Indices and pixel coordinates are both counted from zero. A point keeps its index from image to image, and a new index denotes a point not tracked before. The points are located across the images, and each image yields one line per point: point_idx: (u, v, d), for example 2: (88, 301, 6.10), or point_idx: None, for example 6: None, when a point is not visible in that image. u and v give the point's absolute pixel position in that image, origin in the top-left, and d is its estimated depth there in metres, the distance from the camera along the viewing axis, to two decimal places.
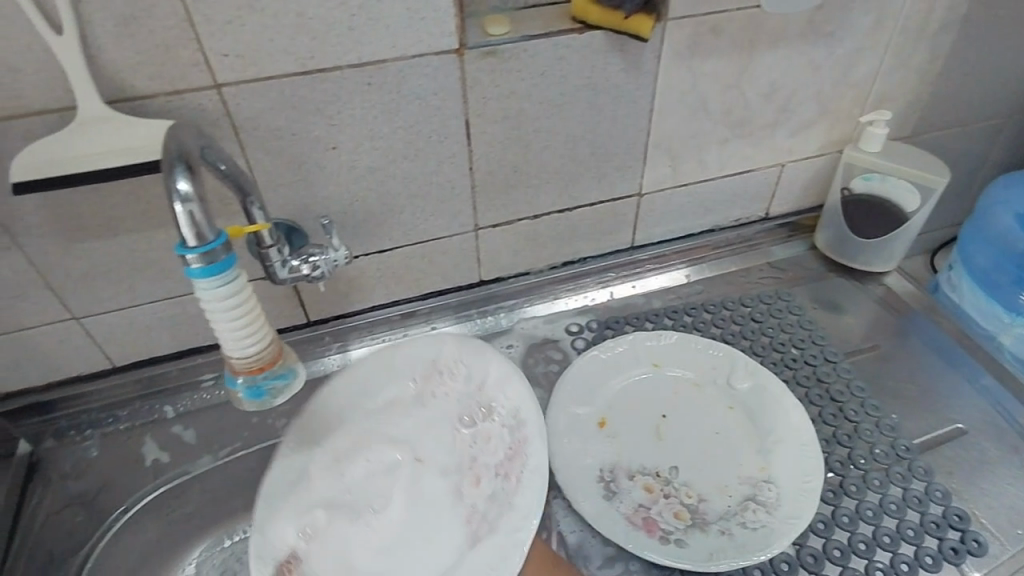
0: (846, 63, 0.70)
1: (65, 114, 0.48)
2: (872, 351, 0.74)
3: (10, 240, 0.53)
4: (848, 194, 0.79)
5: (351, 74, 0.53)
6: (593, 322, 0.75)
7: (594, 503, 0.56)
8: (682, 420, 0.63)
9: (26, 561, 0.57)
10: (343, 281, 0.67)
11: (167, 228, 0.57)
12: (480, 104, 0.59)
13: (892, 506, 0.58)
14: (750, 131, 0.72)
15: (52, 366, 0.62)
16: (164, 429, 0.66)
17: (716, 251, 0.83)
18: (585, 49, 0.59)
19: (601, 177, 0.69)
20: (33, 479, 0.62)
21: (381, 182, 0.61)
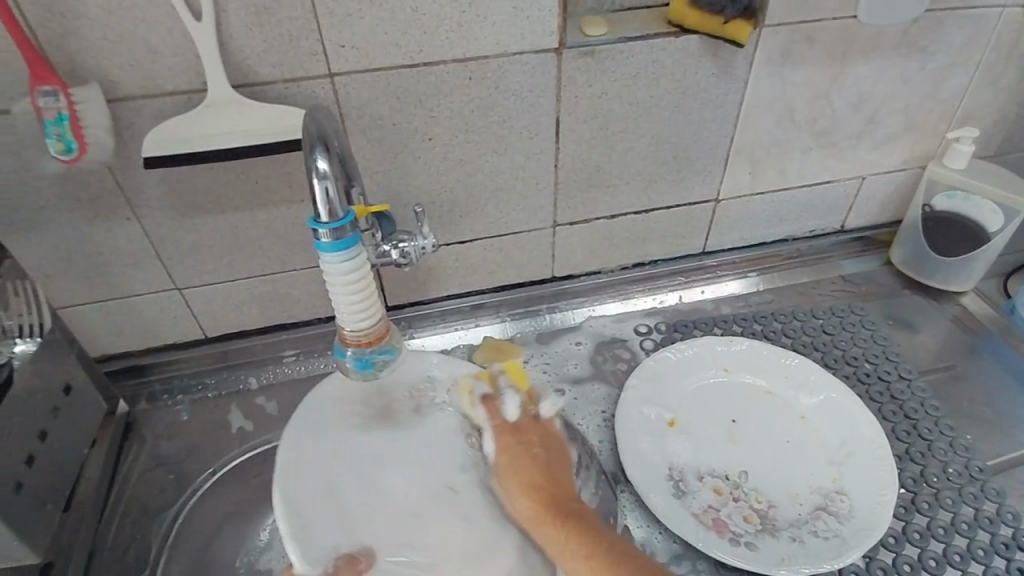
0: (938, 77, 0.69)
1: (193, 97, 0.52)
2: (947, 370, 0.72)
3: (130, 211, 0.57)
4: (927, 212, 0.77)
5: (454, 68, 0.55)
6: (662, 324, 0.75)
7: (664, 500, 0.57)
8: (752, 426, 0.63)
9: (123, 513, 0.60)
10: (424, 268, 0.70)
11: (269, 208, 0.60)
12: (572, 103, 0.61)
13: (964, 526, 0.57)
14: (833, 141, 0.72)
15: (152, 332, 0.66)
16: (248, 399, 0.69)
17: (788, 261, 0.83)
18: (678, 53, 0.60)
19: (681, 180, 0.70)
20: (129, 437, 0.65)
21: (470, 174, 0.63)
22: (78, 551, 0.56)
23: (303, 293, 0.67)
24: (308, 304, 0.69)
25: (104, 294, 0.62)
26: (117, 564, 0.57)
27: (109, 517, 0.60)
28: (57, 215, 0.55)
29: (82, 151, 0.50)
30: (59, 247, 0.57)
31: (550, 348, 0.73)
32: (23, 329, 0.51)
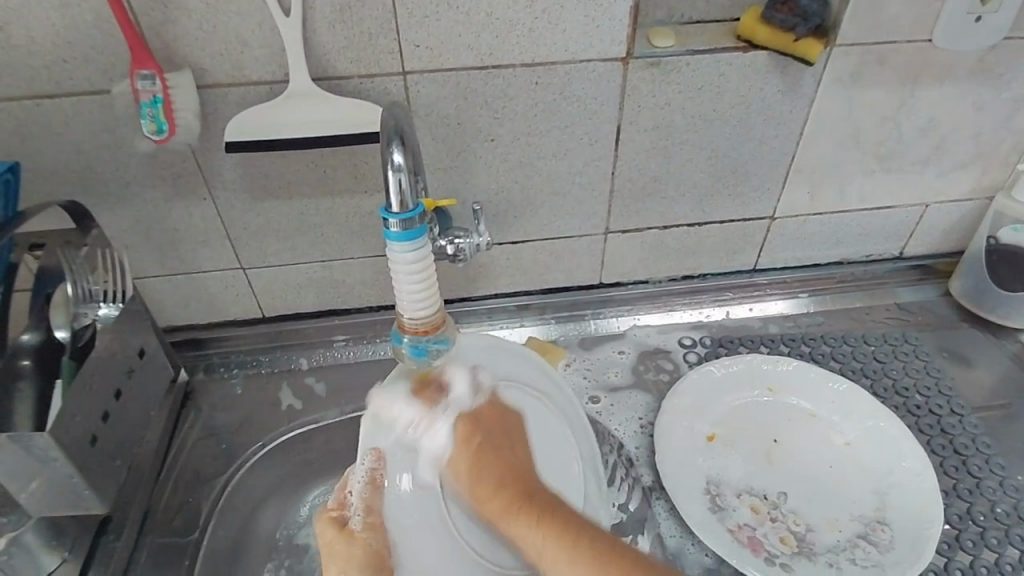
0: (1014, 106, 0.67)
1: (274, 87, 0.55)
2: (1004, 408, 0.70)
3: (207, 191, 0.60)
4: (993, 243, 0.75)
5: (522, 72, 0.57)
6: (707, 338, 0.75)
7: (699, 512, 0.57)
8: (794, 447, 0.63)
9: (177, 477, 0.63)
10: (474, 265, 0.71)
11: (334, 196, 0.62)
12: (634, 112, 0.61)
13: (1009, 568, 0.56)
14: (898, 166, 0.70)
15: (215, 307, 0.70)
16: (298, 379, 0.72)
17: (842, 284, 0.81)
18: (745, 68, 0.60)
19: (737, 196, 0.70)
20: (187, 405, 0.69)
21: (528, 176, 0.64)
22: (134, 509, 0.60)
23: (358, 281, 0.70)
24: (361, 293, 0.71)
25: (175, 268, 0.65)
26: (169, 524, 0.60)
27: (165, 479, 0.63)
28: (141, 190, 0.59)
29: (172, 133, 0.53)
30: (140, 221, 0.61)
31: (592, 353, 0.74)
32: (109, 294, 0.55)
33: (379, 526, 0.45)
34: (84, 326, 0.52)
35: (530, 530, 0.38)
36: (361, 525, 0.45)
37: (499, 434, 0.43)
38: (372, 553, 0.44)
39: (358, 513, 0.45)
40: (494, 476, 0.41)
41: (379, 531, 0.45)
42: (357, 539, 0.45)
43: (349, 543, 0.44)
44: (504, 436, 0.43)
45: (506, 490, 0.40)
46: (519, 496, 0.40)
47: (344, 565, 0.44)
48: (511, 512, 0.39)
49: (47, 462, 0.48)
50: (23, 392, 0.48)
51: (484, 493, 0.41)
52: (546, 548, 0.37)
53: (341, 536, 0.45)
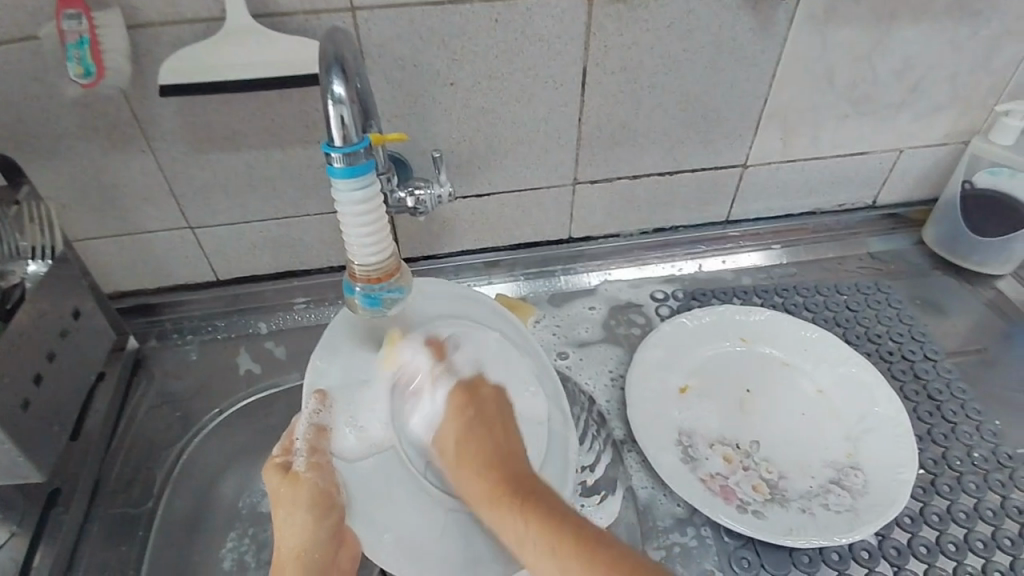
0: (989, 45, 0.65)
1: (212, 25, 0.50)
2: (976, 354, 0.70)
3: (146, 142, 0.56)
4: (968, 188, 0.74)
5: (481, 9, 0.53)
6: (679, 292, 0.74)
7: (671, 464, 0.56)
8: (767, 396, 0.62)
9: (129, 446, 0.61)
10: (439, 221, 0.68)
11: (285, 147, 0.58)
12: (601, 52, 0.58)
13: (989, 513, 0.55)
14: (871, 110, 0.69)
15: (165, 270, 0.66)
16: (257, 344, 0.69)
17: (815, 235, 0.80)
18: (715, 4, 0.57)
19: (709, 143, 0.68)
20: (138, 373, 0.66)
21: (491, 124, 0.61)
22: (83, 480, 0.57)
23: (316, 239, 0.67)
24: (321, 251, 0.68)
25: (118, 228, 0.61)
26: (122, 497, 0.58)
27: (116, 449, 0.60)
28: (74, 143, 0.55)
29: (100, 75, 0.48)
30: (75, 177, 0.57)
31: (562, 310, 0.72)
32: (35, 250, 0.51)
33: (322, 465, 0.47)
34: (11, 286, 0.48)
35: (497, 504, 0.40)
36: (304, 466, 0.46)
37: (494, 415, 0.45)
38: (318, 492, 0.46)
39: (301, 454, 0.47)
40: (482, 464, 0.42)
41: (323, 470, 0.47)
42: (301, 482, 0.46)
43: (294, 487, 0.46)
44: (502, 416, 0.45)
45: (494, 485, 0.41)
46: (509, 488, 0.40)
47: (291, 508, 0.46)
48: (499, 497, 0.40)
49: None
50: None
51: (473, 474, 0.42)
52: (531, 532, 0.38)
53: (286, 480, 0.46)
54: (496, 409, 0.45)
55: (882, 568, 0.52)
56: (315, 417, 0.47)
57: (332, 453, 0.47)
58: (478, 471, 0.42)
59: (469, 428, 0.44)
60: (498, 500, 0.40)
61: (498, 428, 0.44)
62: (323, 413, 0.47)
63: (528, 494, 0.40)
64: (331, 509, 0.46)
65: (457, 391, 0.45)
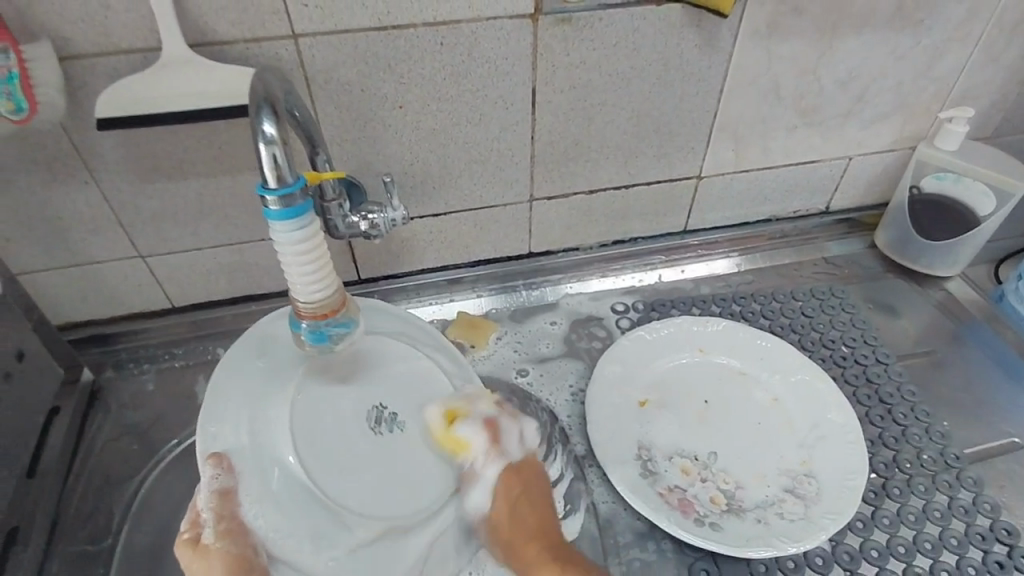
0: (930, 55, 0.67)
1: (150, 56, 0.50)
2: (927, 355, 0.71)
3: (88, 174, 0.55)
4: (916, 192, 0.75)
5: (425, 33, 0.53)
6: (639, 303, 0.74)
7: (630, 478, 0.57)
8: (724, 405, 0.63)
9: (87, 481, 0.60)
10: (396, 241, 0.68)
11: (234, 174, 0.58)
12: (549, 72, 0.58)
13: (937, 514, 0.57)
14: (819, 120, 0.70)
15: (118, 300, 0.65)
16: (217, 370, 0.68)
17: (771, 242, 0.81)
18: (660, 22, 0.58)
19: (662, 157, 0.68)
20: (95, 405, 0.64)
21: (443, 145, 0.61)
22: (40, 518, 0.56)
23: (272, 264, 0.66)
24: (277, 275, 0.67)
25: (66, 260, 0.60)
26: (79, 532, 0.57)
27: (72, 483, 0.59)
28: (14, 176, 0.54)
29: (33, 110, 0.47)
30: (16, 210, 0.56)
31: (524, 326, 0.72)
32: None
33: (234, 530, 0.43)
34: None
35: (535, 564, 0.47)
36: (212, 535, 0.42)
37: (534, 494, 0.50)
38: (232, 557, 0.42)
39: (208, 523, 0.43)
40: (520, 511, 0.49)
41: (236, 534, 0.43)
42: (211, 552, 0.42)
43: (204, 558, 0.42)
44: (535, 501, 0.50)
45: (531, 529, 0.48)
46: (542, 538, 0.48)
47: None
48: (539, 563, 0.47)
49: None
50: None
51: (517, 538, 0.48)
52: None
53: (197, 553, 0.43)
54: (540, 489, 0.51)
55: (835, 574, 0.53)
56: (215, 477, 0.43)
57: (244, 516, 0.43)
58: (523, 512, 0.49)
59: (512, 491, 0.49)
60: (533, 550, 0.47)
61: (539, 524, 0.49)
62: (222, 470, 0.44)
63: (559, 548, 0.48)
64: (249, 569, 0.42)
65: (505, 472, 0.49)
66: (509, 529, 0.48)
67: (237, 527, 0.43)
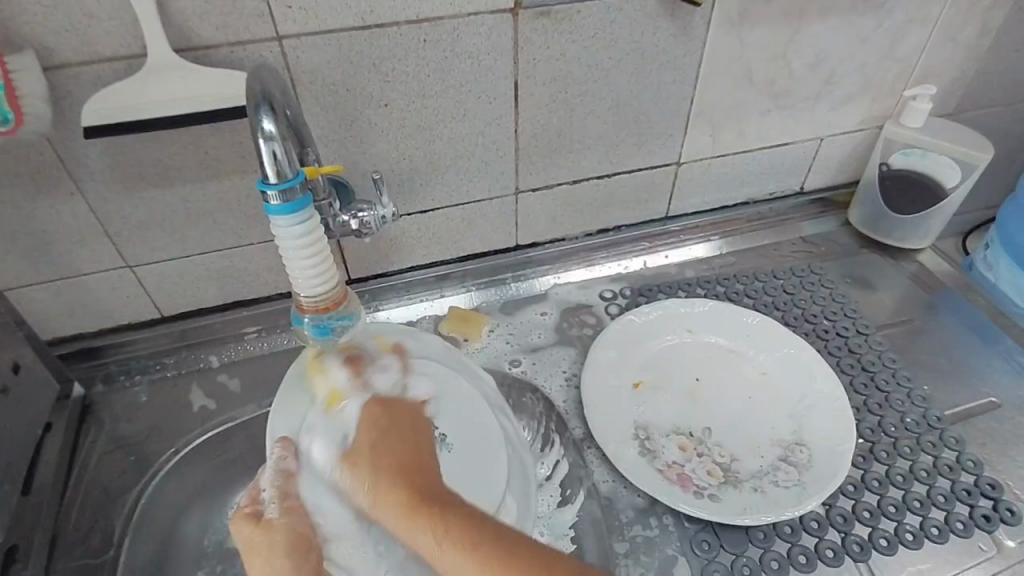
0: (892, 36, 0.70)
1: (133, 62, 0.49)
2: (904, 325, 0.74)
3: (73, 184, 0.54)
4: (886, 169, 0.79)
5: (408, 31, 0.54)
6: (627, 289, 0.76)
7: (630, 457, 0.58)
8: (715, 383, 0.65)
9: (84, 496, 0.59)
10: (386, 239, 0.69)
11: (221, 178, 0.58)
12: (530, 65, 0.60)
13: (923, 473, 0.59)
14: (791, 103, 0.72)
15: (107, 312, 0.64)
16: (211, 377, 0.68)
17: (750, 224, 0.84)
18: (636, 13, 0.59)
19: (643, 145, 0.70)
20: (87, 420, 0.64)
21: (429, 141, 0.62)
22: (39, 535, 0.55)
23: (263, 268, 0.66)
24: (268, 279, 0.67)
25: (52, 274, 0.59)
26: (82, 546, 0.56)
27: (72, 497, 0.58)
28: None
29: (20, 122, 0.47)
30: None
31: (516, 318, 0.73)
32: None
33: (298, 508, 0.46)
34: None
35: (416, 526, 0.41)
36: (277, 513, 0.45)
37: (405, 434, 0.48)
38: (296, 537, 0.45)
39: (272, 502, 0.46)
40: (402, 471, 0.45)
41: (298, 513, 0.46)
42: (276, 527, 0.44)
43: (268, 534, 0.44)
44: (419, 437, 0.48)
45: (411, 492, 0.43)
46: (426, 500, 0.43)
47: (266, 556, 0.43)
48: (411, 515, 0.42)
49: None
50: None
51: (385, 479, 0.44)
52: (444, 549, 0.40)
53: (258, 528, 0.44)
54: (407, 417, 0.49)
55: (832, 536, 0.55)
56: (280, 460, 0.47)
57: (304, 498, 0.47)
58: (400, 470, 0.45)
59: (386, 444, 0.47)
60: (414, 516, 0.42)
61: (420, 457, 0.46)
62: (287, 454, 0.47)
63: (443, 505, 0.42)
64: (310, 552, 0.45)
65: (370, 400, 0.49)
66: (382, 492, 0.44)
67: (301, 506, 0.46)
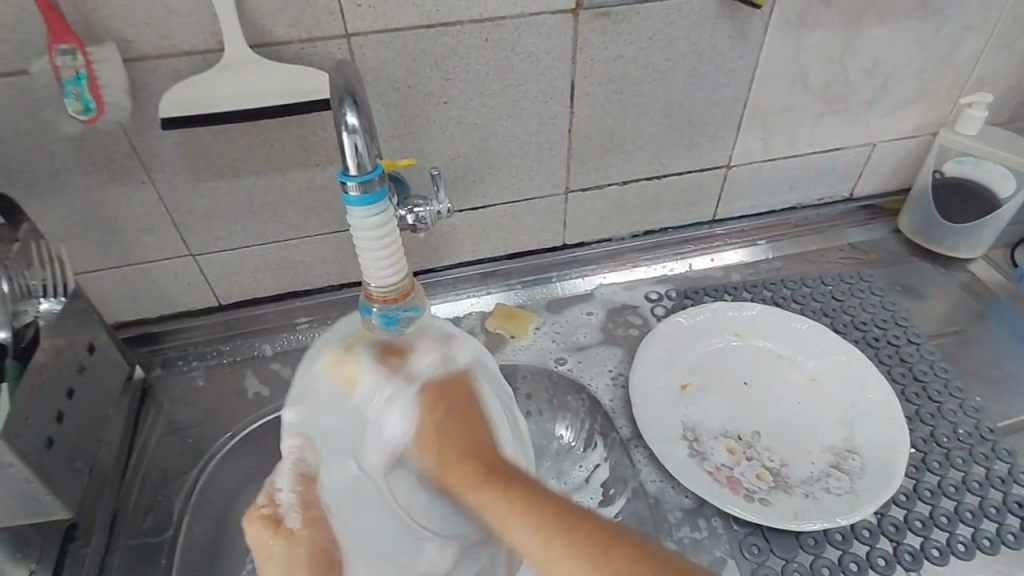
0: (952, 42, 0.69)
1: (209, 57, 0.51)
2: (956, 335, 0.73)
3: (145, 174, 0.56)
4: (938, 177, 0.77)
5: (471, 29, 0.55)
6: (672, 291, 0.76)
7: (678, 458, 0.58)
8: (763, 388, 0.65)
9: (144, 476, 0.61)
10: (437, 235, 0.70)
11: (283, 171, 0.59)
12: (588, 65, 0.60)
13: (975, 484, 0.58)
14: (845, 107, 0.72)
15: (168, 298, 0.66)
16: (264, 365, 0.69)
17: (798, 229, 0.83)
18: (696, 14, 0.59)
19: (694, 146, 0.70)
20: (146, 403, 0.66)
21: (484, 139, 0.62)
22: (101, 512, 0.57)
23: (317, 260, 0.67)
24: (321, 271, 0.69)
25: (119, 260, 0.61)
26: (140, 524, 0.58)
27: (132, 477, 0.60)
28: (73, 177, 0.55)
29: (100, 111, 0.49)
30: (72, 211, 0.57)
31: (561, 317, 0.73)
32: (52, 288, 0.50)
33: (318, 519, 0.45)
34: (26, 325, 0.48)
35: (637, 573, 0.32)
36: (301, 524, 0.44)
37: (462, 407, 0.41)
38: (317, 549, 0.44)
39: (292, 510, 0.45)
40: (457, 451, 0.39)
41: (318, 524, 0.45)
42: (299, 538, 0.44)
43: (290, 544, 0.44)
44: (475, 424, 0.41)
45: (467, 465, 0.38)
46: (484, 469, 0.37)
47: (287, 566, 0.44)
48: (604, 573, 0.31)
49: (3, 470, 0.44)
50: None
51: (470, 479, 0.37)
52: None
53: (279, 536, 0.44)
54: (473, 404, 0.42)
55: (883, 545, 0.54)
56: (299, 463, 0.44)
57: (325, 507, 0.45)
58: (437, 425, 0.40)
59: (435, 417, 0.41)
60: (534, 531, 0.33)
61: (474, 430, 0.40)
62: (307, 454, 0.44)
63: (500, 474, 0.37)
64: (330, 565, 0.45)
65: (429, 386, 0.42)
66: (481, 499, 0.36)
67: (321, 517, 0.45)
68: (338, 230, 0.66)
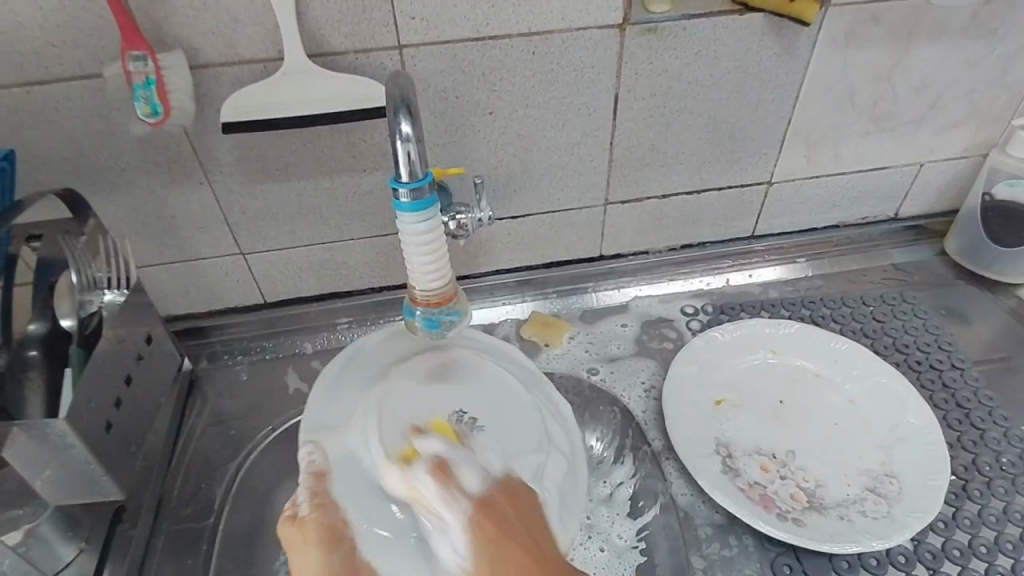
0: (1006, 62, 0.67)
1: (268, 65, 0.53)
2: (1002, 361, 0.71)
3: (203, 174, 0.59)
4: (989, 199, 0.75)
5: (519, 43, 0.56)
6: (708, 306, 0.76)
7: (711, 472, 0.58)
8: (800, 407, 0.64)
9: (189, 465, 0.63)
10: (476, 242, 0.71)
11: (332, 176, 0.61)
12: (632, 80, 0.61)
13: (1018, 515, 0.56)
14: (892, 126, 0.71)
15: (218, 294, 0.69)
16: (304, 363, 0.71)
17: (839, 248, 0.82)
18: (742, 31, 0.60)
19: (736, 162, 0.70)
20: (193, 395, 0.68)
21: (527, 149, 0.64)
22: (148, 496, 0.59)
23: (360, 263, 0.69)
24: (363, 273, 0.70)
25: (175, 256, 0.64)
26: (185, 510, 0.60)
27: (178, 465, 0.63)
28: (137, 176, 0.58)
29: (166, 115, 0.51)
30: (135, 208, 0.60)
31: (596, 327, 0.74)
32: (113, 281, 0.53)
33: (327, 506, 0.50)
34: (90, 314, 0.51)
35: None
36: (309, 509, 0.49)
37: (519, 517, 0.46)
38: (326, 528, 0.48)
39: (304, 500, 0.50)
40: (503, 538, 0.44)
41: (327, 509, 0.49)
42: (309, 523, 0.48)
43: (303, 529, 0.48)
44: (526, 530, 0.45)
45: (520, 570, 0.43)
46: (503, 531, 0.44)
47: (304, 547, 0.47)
48: None
49: (66, 452, 0.46)
50: (33, 381, 0.47)
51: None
52: None
53: (294, 527, 0.48)
54: (524, 526, 0.46)
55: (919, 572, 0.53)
56: (310, 462, 0.52)
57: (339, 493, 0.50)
58: (483, 533, 0.44)
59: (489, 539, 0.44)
60: None
61: (541, 534, 0.46)
62: (317, 456, 0.52)
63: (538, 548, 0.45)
64: (341, 540, 0.48)
65: (477, 507, 0.45)
66: None
67: (331, 503, 0.50)
68: (381, 234, 0.67)
